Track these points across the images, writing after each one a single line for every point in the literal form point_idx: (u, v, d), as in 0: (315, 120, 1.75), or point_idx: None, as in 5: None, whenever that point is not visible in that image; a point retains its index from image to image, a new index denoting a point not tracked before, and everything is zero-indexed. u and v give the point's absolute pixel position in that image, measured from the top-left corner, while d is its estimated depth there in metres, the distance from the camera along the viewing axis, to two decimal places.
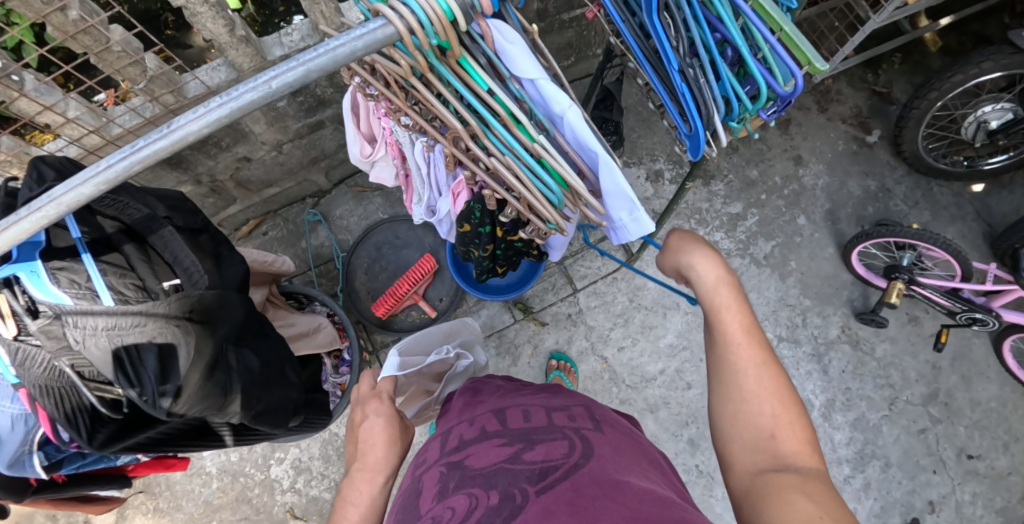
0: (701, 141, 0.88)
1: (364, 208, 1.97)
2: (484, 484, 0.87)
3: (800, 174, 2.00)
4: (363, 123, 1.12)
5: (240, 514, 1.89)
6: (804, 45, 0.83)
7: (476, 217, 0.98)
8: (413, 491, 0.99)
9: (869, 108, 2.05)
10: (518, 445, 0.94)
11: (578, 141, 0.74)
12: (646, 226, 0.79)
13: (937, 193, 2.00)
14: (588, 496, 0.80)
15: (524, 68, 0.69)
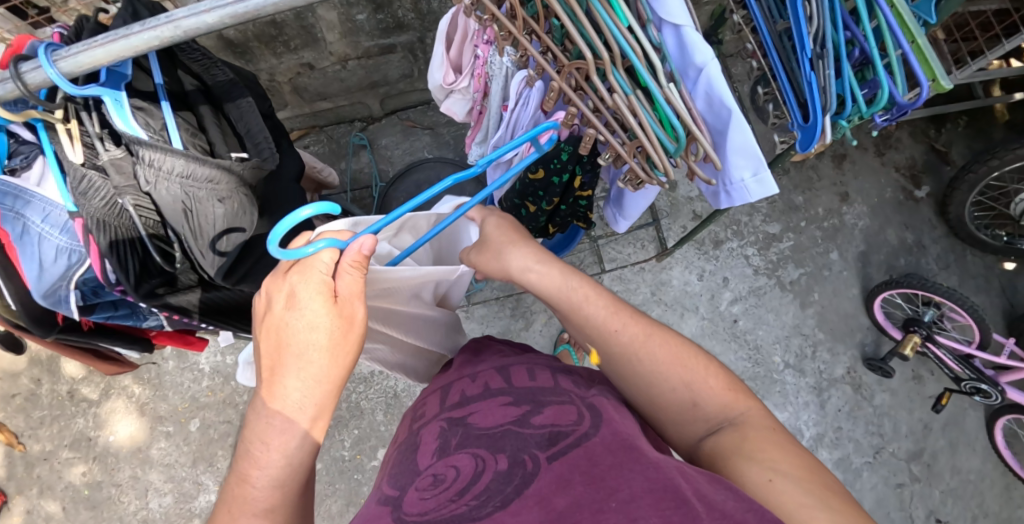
0: (815, 132, 0.94)
1: (411, 143, 1.96)
2: (490, 445, 0.68)
3: (843, 211, 2.00)
4: (453, 49, 1.11)
5: (223, 417, 1.89)
6: (932, 60, 0.92)
7: (559, 160, 0.99)
8: (402, 449, 0.78)
9: (924, 162, 2.03)
10: (525, 406, 0.74)
11: (707, 96, 0.81)
12: (770, 188, 0.82)
13: (970, 261, 2.00)
14: (602, 463, 0.62)
15: (675, 13, 0.77)
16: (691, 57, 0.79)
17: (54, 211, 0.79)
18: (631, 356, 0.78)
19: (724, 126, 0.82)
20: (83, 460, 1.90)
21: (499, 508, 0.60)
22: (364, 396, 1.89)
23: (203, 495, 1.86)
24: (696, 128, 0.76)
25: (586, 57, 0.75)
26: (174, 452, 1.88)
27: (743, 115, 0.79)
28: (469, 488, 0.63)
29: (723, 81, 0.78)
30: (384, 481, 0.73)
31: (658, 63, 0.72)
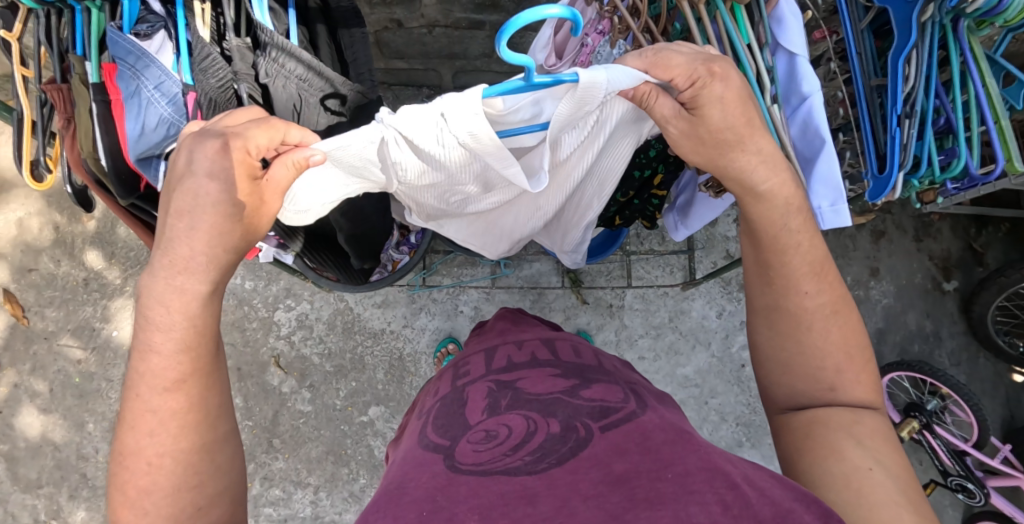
0: (887, 185, 0.98)
1: None
2: (542, 410, 0.71)
3: (870, 285, 2.03)
4: (561, 34, 1.14)
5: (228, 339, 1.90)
6: (1014, 143, 0.94)
7: (646, 155, 1.06)
8: (445, 402, 0.81)
9: (958, 258, 2.06)
10: (574, 379, 0.78)
11: (803, 123, 0.89)
12: (843, 219, 0.90)
13: (981, 363, 2.02)
14: (656, 438, 0.64)
15: (795, 43, 0.86)
16: (798, 86, 0.88)
17: (168, 82, 0.82)
18: (804, 322, 0.82)
19: (813, 155, 0.90)
20: (83, 348, 1.91)
21: (556, 465, 0.63)
22: (369, 351, 1.91)
23: None
24: (790, 147, 0.84)
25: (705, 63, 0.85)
26: None
27: (834, 149, 0.87)
28: (524, 444, 0.67)
29: (823, 113, 0.86)
30: (428, 430, 0.77)
31: (767, 81, 0.82)
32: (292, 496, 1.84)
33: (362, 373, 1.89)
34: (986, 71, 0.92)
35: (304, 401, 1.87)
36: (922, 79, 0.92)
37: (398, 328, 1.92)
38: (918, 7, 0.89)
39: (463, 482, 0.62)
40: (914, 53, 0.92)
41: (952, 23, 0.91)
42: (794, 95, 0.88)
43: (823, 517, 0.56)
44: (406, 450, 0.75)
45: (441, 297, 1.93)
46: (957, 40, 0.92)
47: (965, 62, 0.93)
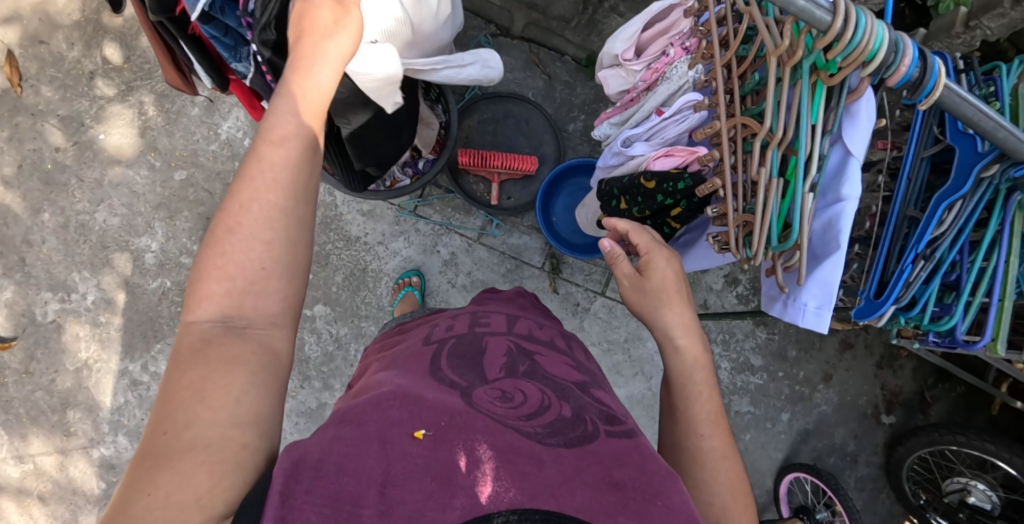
0: (875, 312, 0.98)
1: (525, 77, 1.98)
2: (558, 393, 0.76)
3: (817, 387, 2.07)
4: (649, 33, 1.17)
5: (208, 186, 1.88)
6: (1006, 327, 0.94)
7: (672, 183, 1.02)
8: (464, 342, 0.88)
9: (907, 397, 2.09)
10: (584, 377, 0.86)
11: (828, 221, 0.88)
12: (822, 325, 0.91)
13: (882, 499, 2.08)
14: (652, 462, 0.68)
15: (856, 144, 0.85)
16: (840, 186, 0.87)
17: None
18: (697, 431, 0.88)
19: (823, 256, 0.89)
20: (66, 139, 1.87)
21: (564, 444, 0.66)
22: (336, 252, 1.90)
23: (146, 239, 1.85)
24: (806, 238, 0.83)
25: (764, 125, 0.83)
26: (147, 187, 1.87)
27: (843, 258, 0.87)
28: (538, 414, 0.71)
29: (850, 220, 0.85)
30: (443, 360, 0.83)
31: (814, 167, 0.81)
32: None
33: (321, 270, 1.89)
34: (1015, 248, 0.90)
35: None
36: (954, 230, 0.90)
37: (373, 243, 1.91)
38: (985, 160, 0.88)
39: (480, 418, 0.67)
40: (958, 201, 0.90)
41: (1006, 191, 0.90)
42: (832, 193, 0.88)
43: None
44: (416, 371, 0.80)
45: (425, 230, 1.93)
46: (1005, 208, 0.90)
47: (1000, 230, 0.91)
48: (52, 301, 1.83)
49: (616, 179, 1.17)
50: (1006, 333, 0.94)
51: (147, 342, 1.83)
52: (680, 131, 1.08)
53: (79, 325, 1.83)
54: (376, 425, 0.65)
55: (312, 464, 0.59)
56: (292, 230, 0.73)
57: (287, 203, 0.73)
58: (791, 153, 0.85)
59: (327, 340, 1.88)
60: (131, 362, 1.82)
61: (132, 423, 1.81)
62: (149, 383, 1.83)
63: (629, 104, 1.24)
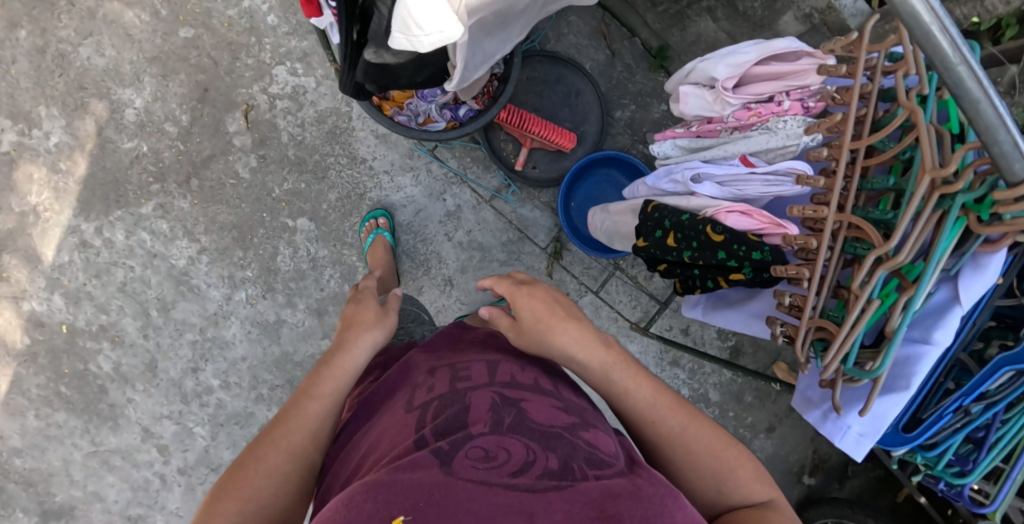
0: (900, 446, 0.96)
1: (589, 45, 1.82)
2: (542, 440, 0.70)
3: (758, 433, 2.15)
4: (763, 68, 1.02)
5: (214, 54, 1.67)
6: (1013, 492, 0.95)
7: (749, 250, 0.92)
8: (443, 401, 0.79)
9: (834, 466, 2.19)
10: (574, 417, 0.80)
11: (904, 352, 0.86)
12: (860, 452, 0.91)
13: None
14: (647, 491, 0.64)
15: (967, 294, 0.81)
16: (932, 329, 0.84)
17: None
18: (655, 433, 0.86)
19: (887, 389, 0.88)
20: None
21: (554, 491, 0.62)
22: (337, 169, 1.75)
23: (131, 92, 1.66)
24: (889, 373, 0.80)
25: (889, 245, 0.78)
26: (145, 35, 1.65)
27: (908, 400, 0.85)
28: (519, 471, 0.65)
29: (930, 366, 0.83)
30: (421, 425, 0.75)
31: (926, 305, 0.77)
32: (176, 239, 1.72)
33: (317, 184, 1.75)
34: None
35: (246, 166, 1.72)
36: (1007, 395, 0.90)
37: (379, 171, 1.76)
38: None
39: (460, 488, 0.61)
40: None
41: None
42: (922, 331, 0.85)
43: None
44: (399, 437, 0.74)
45: (437, 174, 1.79)
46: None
47: None
48: (9, 131, 1.63)
49: (674, 211, 1.05)
50: (1012, 496, 0.96)
51: (110, 204, 1.67)
52: (763, 192, 0.98)
53: (34, 166, 1.64)
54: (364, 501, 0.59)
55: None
56: (308, 446, 0.83)
57: (316, 419, 0.85)
58: (900, 279, 0.81)
59: (303, 257, 1.76)
60: (85, 221, 1.66)
61: (72, 285, 1.68)
62: (100, 249, 1.68)
63: (706, 134, 1.11)
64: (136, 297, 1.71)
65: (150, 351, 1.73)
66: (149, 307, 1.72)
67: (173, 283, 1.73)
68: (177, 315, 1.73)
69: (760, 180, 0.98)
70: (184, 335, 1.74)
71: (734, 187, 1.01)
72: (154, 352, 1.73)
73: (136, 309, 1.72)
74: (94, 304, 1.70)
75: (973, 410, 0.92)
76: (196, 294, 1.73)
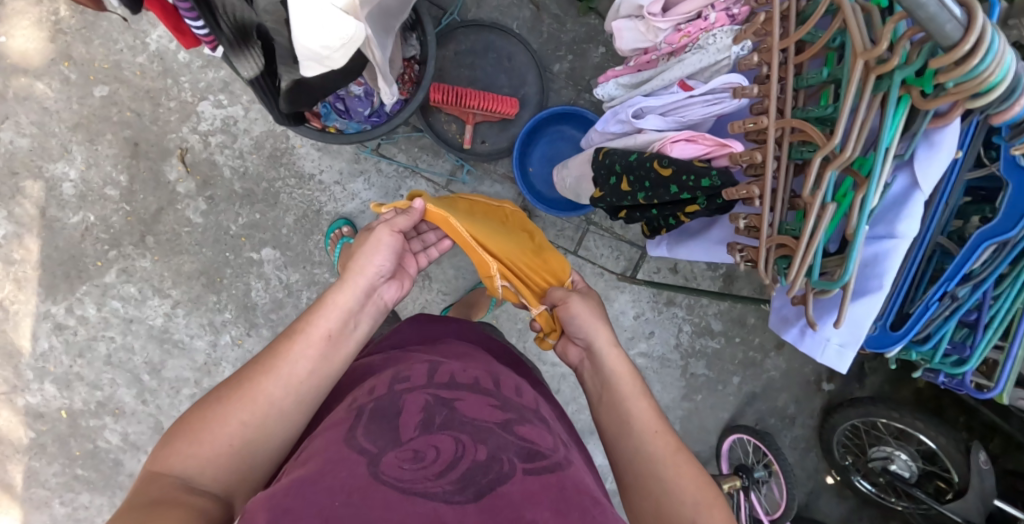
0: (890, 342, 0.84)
1: (510, 7, 1.74)
2: (474, 434, 0.65)
3: (768, 354, 2.13)
4: None
5: (135, 106, 1.64)
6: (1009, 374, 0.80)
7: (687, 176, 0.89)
8: (376, 404, 0.71)
9: (847, 368, 2.17)
10: (511, 413, 0.72)
11: (868, 258, 0.73)
12: (841, 364, 0.78)
13: (811, 456, 2.20)
14: (571, 501, 0.61)
15: (929, 176, 0.67)
16: (895, 219, 0.70)
17: None
18: (648, 460, 0.80)
19: (859, 291, 0.74)
20: None
21: (472, 501, 0.57)
22: (288, 191, 1.72)
23: (63, 165, 1.63)
24: (857, 282, 0.68)
25: (830, 140, 0.67)
26: (59, 103, 1.61)
27: (884, 300, 0.72)
28: (449, 470, 0.60)
29: (899, 261, 0.70)
30: (353, 423, 0.68)
31: (879, 198, 0.64)
32: (148, 299, 1.71)
33: (271, 211, 1.72)
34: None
35: (196, 210, 1.70)
36: (992, 273, 0.79)
37: (330, 183, 1.74)
38: None
39: (379, 493, 0.56)
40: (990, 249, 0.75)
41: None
42: (884, 225, 0.70)
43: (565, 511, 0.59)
44: (327, 440, 0.66)
45: (388, 173, 1.76)
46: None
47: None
48: None
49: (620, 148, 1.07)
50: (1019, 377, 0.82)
51: (72, 282, 1.67)
52: (707, 114, 0.95)
53: None
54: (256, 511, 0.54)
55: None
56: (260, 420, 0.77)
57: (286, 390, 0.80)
58: (849, 174, 0.70)
59: (276, 286, 1.74)
60: (54, 303, 1.67)
61: (60, 369, 1.69)
62: (76, 329, 1.68)
63: (645, 67, 1.11)
64: (125, 367, 1.71)
65: (152, 415, 1.73)
66: (140, 372, 1.72)
67: (157, 343, 1.72)
68: (168, 372, 1.73)
69: (701, 102, 0.95)
70: (181, 391, 1.73)
71: (676, 115, 0.98)
72: (156, 414, 1.73)
73: (128, 377, 1.72)
74: (87, 382, 1.70)
75: (960, 293, 0.81)
76: (182, 348, 1.73)
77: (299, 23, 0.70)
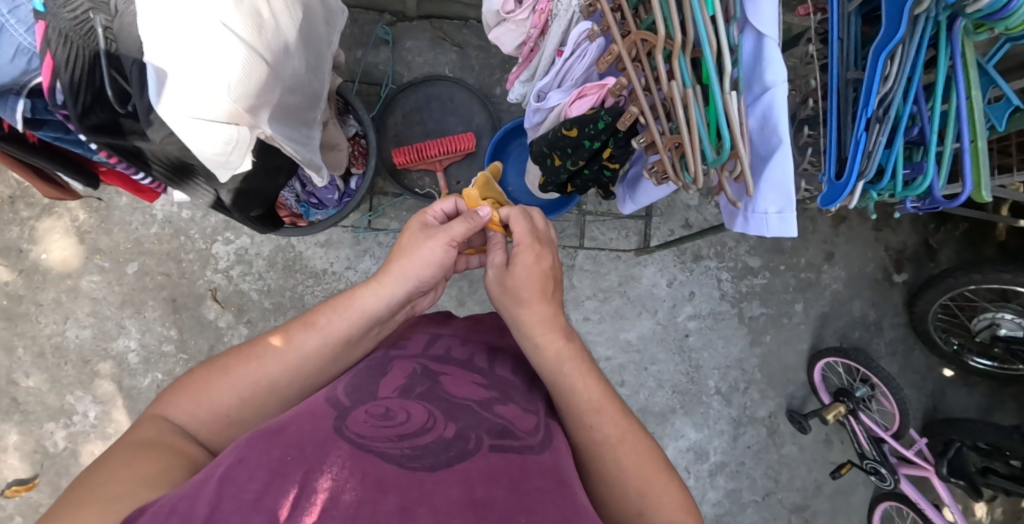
0: (841, 192, 0.78)
1: (435, 55, 1.86)
2: (449, 410, 0.64)
3: (822, 269, 2.02)
4: None
5: (163, 269, 1.86)
6: (983, 164, 0.74)
7: (593, 126, 1.01)
8: (366, 368, 0.74)
9: (913, 251, 2.01)
10: (495, 392, 0.72)
11: (760, 120, 0.74)
12: (789, 229, 0.77)
13: (916, 355, 2.02)
14: (531, 482, 0.57)
15: (765, 21, 0.69)
16: (763, 73, 0.71)
17: (22, 5, 0.74)
18: (595, 454, 0.73)
19: (767, 154, 0.75)
20: (8, 269, 1.84)
21: (426, 469, 0.55)
22: (310, 291, 1.87)
23: (123, 340, 1.85)
24: (742, 145, 0.71)
25: (661, 34, 0.70)
26: (105, 290, 1.85)
27: (791, 151, 0.73)
28: (411, 436, 0.59)
29: (784, 107, 0.71)
30: (340, 387, 0.71)
31: (729, 65, 0.67)
32: None
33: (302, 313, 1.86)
34: (975, 81, 0.71)
35: (241, 336, 1.86)
36: (902, 82, 0.71)
37: (342, 270, 1.87)
38: None
39: (337, 447, 0.56)
40: (898, 50, 0.70)
41: (947, 19, 0.70)
42: (756, 82, 0.73)
43: (517, 485, 0.56)
44: (312, 398, 0.69)
45: (388, 241, 1.87)
46: (949, 41, 0.71)
47: (953, 67, 0.71)
48: (58, 429, 1.84)
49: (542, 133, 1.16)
50: (987, 165, 0.73)
51: None
52: (589, 64, 1.03)
53: (92, 443, 1.84)
54: (220, 464, 0.55)
55: (164, 514, 0.50)
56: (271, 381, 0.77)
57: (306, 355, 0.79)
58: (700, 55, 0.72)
59: None
60: None
61: None
62: None
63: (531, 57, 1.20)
64: None
65: None
66: None
67: None
68: None
69: (579, 58, 1.03)
70: None
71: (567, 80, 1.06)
72: None
73: None
74: None
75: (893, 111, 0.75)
76: None
77: (194, 141, 0.82)
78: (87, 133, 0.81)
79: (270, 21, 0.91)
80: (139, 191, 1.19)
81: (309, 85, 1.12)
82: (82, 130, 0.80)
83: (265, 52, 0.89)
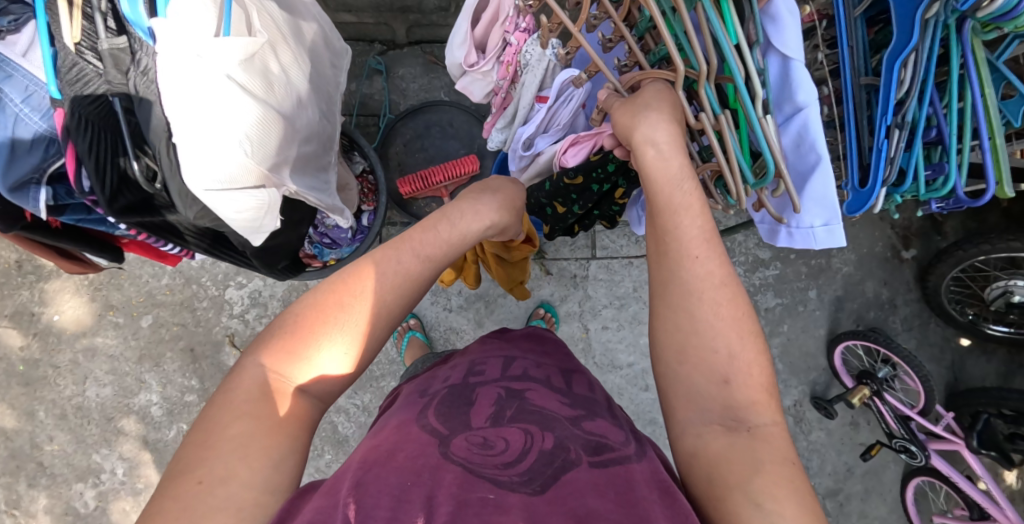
0: (869, 198, 0.79)
1: (430, 80, 1.86)
2: (541, 424, 0.67)
3: (832, 253, 2.03)
4: (478, 27, 1.12)
5: (178, 319, 1.85)
6: (1004, 163, 0.75)
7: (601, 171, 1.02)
8: (449, 393, 0.75)
9: (919, 226, 2.03)
10: (581, 409, 0.73)
11: (796, 138, 0.75)
12: (839, 239, 0.78)
13: (932, 328, 2.03)
14: (638, 491, 0.59)
15: (788, 44, 0.70)
16: (792, 93, 0.72)
17: (36, 91, 0.77)
18: (693, 293, 0.70)
19: (807, 169, 0.76)
20: (23, 333, 1.83)
21: (539, 493, 0.58)
22: None
23: (145, 394, 1.84)
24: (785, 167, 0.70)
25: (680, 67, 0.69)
26: (121, 345, 1.84)
27: (831, 166, 0.74)
28: (516, 462, 0.61)
29: (820, 125, 0.72)
30: (427, 411, 0.72)
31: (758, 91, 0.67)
32: None
33: None
34: (987, 78, 0.72)
35: None
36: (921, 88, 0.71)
37: None
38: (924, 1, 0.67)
39: (450, 470, 0.59)
40: (912, 57, 0.70)
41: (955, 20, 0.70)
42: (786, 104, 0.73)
43: (624, 495, 0.58)
44: (403, 421, 0.71)
45: None
46: (959, 41, 0.71)
47: (965, 67, 0.71)
48: (86, 489, 1.82)
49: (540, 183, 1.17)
50: (1008, 162, 0.75)
51: None
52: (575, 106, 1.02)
53: (122, 499, 1.82)
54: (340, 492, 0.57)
55: None
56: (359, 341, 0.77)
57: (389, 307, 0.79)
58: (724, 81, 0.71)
59: (356, 412, 1.84)
60: None
61: None
62: None
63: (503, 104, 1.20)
64: None
65: None
66: None
67: None
68: None
69: (561, 102, 1.03)
70: None
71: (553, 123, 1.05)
72: None
73: None
74: None
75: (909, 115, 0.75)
76: None
77: (222, 208, 0.82)
78: (116, 214, 0.82)
79: (281, 76, 0.92)
80: (163, 257, 1.19)
81: (323, 131, 1.12)
82: (112, 213, 0.82)
83: (277, 108, 0.90)
